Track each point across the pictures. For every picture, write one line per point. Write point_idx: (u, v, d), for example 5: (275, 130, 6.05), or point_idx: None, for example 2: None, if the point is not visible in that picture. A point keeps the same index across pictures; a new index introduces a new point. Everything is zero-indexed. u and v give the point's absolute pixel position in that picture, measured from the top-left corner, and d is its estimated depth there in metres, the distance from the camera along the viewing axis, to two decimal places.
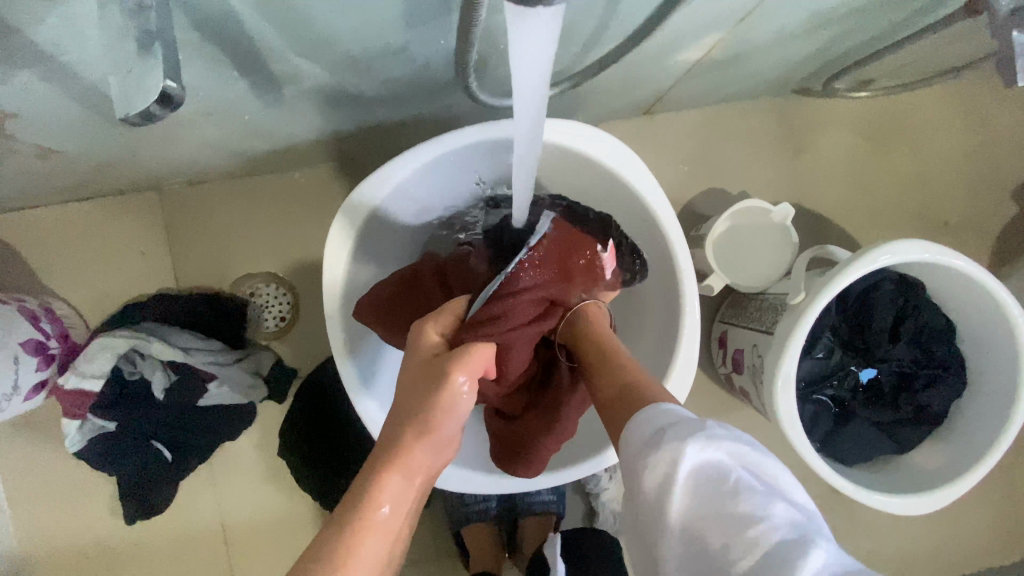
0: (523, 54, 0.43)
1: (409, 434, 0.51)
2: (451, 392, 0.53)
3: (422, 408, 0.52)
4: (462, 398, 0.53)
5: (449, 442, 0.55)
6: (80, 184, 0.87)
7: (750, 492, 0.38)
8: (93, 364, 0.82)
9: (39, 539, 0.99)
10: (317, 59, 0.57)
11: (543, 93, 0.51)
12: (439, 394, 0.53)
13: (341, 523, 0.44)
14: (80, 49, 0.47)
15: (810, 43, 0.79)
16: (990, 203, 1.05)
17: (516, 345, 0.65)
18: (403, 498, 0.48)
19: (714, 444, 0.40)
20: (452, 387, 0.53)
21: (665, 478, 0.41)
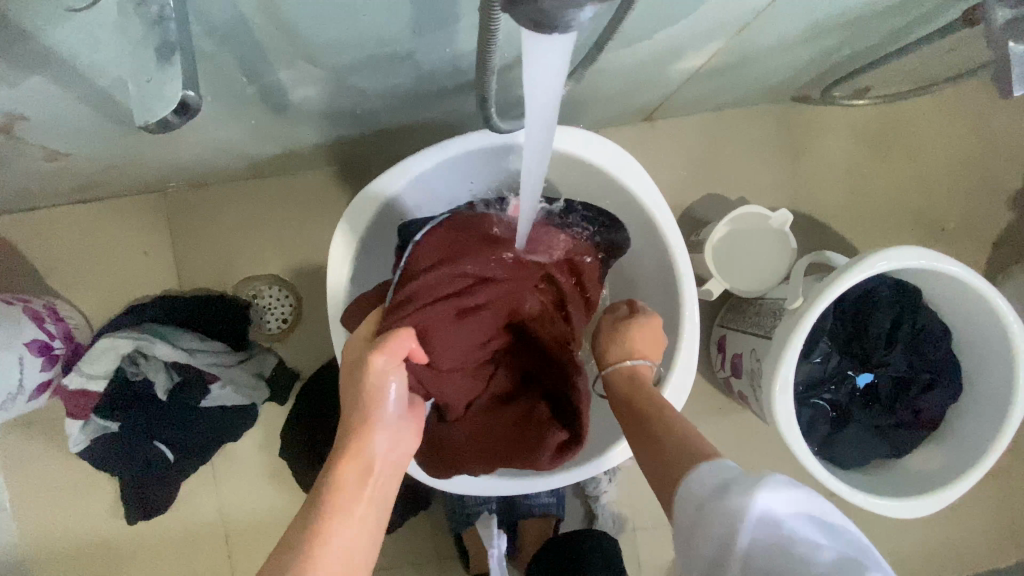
0: (537, 68, 0.44)
1: (352, 430, 0.55)
2: (377, 379, 0.57)
3: (366, 399, 0.56)
4: (388, 379, 0.57)
5: (400, 428, 0.59)
6: (86, 186, 0.88)
7: (810, 542, 0.39)
8: (97, 365, 0.83)
9: (41, 538, 0.99)
10: (325, 65, 0.58)
11: (554, 105, 0.52)
12: (367, 381, 0.56)
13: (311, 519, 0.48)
14: (94, 55, 0.48)
15: (809, 52, 0.81)
16: (987, 208, 1.06)
17: (442, 325, 0.63)
18: (363, 485, 0.52)
19: (779, 494, 0.41)
20: (378, 370, 0.56)
21: (725, 528, 0.42)
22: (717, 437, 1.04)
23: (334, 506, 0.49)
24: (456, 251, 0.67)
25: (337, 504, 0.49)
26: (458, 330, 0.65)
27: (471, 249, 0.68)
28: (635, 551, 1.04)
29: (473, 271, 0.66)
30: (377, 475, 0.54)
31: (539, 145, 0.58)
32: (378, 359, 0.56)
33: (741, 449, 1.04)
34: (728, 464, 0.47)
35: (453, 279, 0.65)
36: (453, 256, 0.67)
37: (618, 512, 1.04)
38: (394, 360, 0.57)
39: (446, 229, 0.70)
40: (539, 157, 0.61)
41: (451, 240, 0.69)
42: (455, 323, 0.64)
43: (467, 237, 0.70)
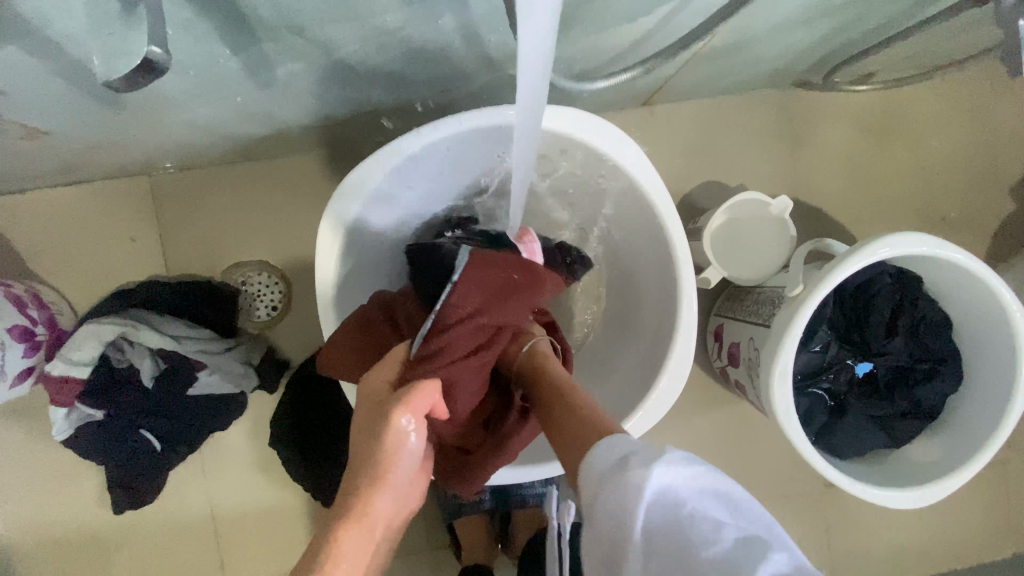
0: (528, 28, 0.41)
1: (363, 484, 0.47)
2: (396, 435, 0.50)
3: (377, 457, 0.49)
4: (409, 438, 0.50)
5: (404, 489, 0.52)
6: (69, 167, 0.86)
7: (707, 516, 0.39)
8: (81, 352, 0.80)
9: (27, 528, 0.97)
10: (312, 38, 0.56)
11: (545, 66, 0.49)
12: (385, 439, 0.49)
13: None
14: (67, 23, 0.46)
15: (812, 33, 0.79)
16: (989, 198, 1.05)
17: (459, 379, 0.60)
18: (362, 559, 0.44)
19: (677, 470, 0.42)
20: (399, 428, 0.50)
21: (626, 504, 0.41)
22: (713, 428, 1.03)
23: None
24: (487, 297, 0.61)
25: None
26: (472, 382, 0.61)
27: (500, 296, 0.63)
28: None
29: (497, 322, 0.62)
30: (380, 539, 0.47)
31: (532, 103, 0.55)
32: (403, 415, 0.50)
33: (737, 440, 1.03)
34: (618, 437, 0.48)
35: (478, 330, 0.61)
36: (484, 303, 0.61)
37: None
38: (414, 416, 0.51)
39: (470, 266, 0.61)
40: (529, 111, 0.59)
41: (481, 282, 0.61)
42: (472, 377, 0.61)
43: (496, 278, 0.63)
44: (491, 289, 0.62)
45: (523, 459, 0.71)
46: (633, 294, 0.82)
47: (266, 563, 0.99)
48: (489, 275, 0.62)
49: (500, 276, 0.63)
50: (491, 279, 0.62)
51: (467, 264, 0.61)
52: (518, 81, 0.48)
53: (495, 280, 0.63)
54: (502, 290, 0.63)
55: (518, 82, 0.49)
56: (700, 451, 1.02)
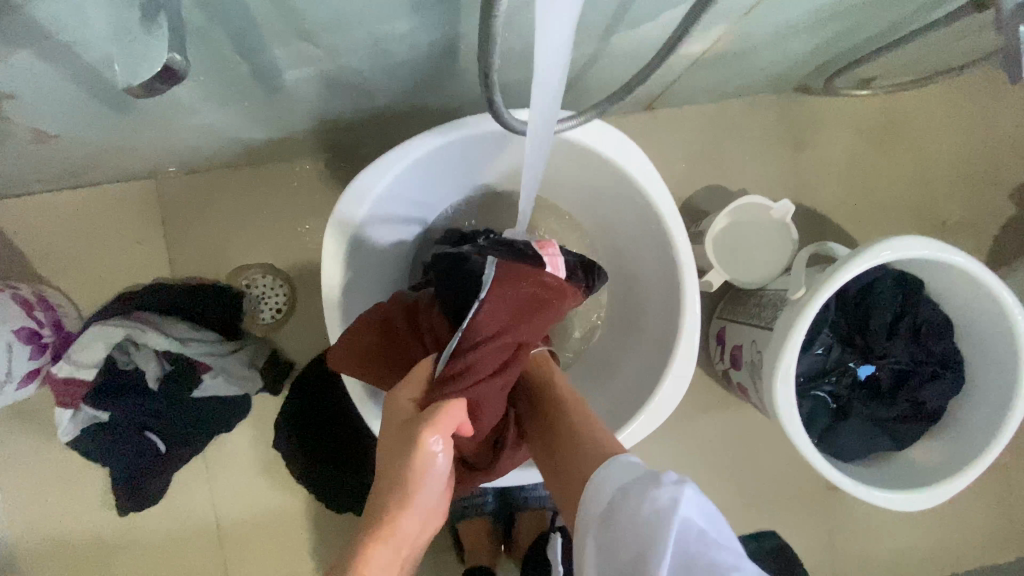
0: (549, 35, 0.41)
1: (391, 504, 0.48)
2: (425, 456, 0.50)
3: (406, 478, 0.49)
4: (436, 459, 0.51)
5: (431, 511, 0.52)
6: (76, 170, 0.87)
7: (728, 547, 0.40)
8: (86, 353, 0.81)
9: (31, 529, 0.98)
10: (319, 44, 0.56)
11: (562, 78, 0.50)
12: (414, 460, 0.50)
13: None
14: (80, 29, 0.46)
15: (813, 39, 0.79)
16: (990, 202, 1.05)
17: (484, 398, 0.60)
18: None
19: (694, 497, 0.42)
20: (428, 449, 0.51)
21: (647, 533, 0.42)
22: (716, 430, 1.03)
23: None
24: (513, 318, 0.62)
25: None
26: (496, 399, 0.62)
27: (528, 315, 0.63)
28: None
29: (523, 339, 0.63)
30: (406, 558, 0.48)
31: (547, 117, 0.56)
32: (433, 436, 0.51)
33: (739, 444, 1.03)
34: (630, 463, 0.50)
35: (503, 348, 0.61)
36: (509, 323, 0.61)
37: None
38: (443, 436, 0.52)
39: (497, 283, 0.61)
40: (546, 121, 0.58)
41: (511, 302, 0.62)
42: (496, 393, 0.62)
43: (523, 294, 0.63)
44: (517, 308, 0.62)
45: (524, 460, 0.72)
46: (637, 296, 0.83)
47: (270, 564, 0.99)
48: (517, 292, 0.62)
49: (531, 292, 0.63)
50: (516, 298, 0.62)
51: (496, 279, 0.61)
52: (533, 89, 0.48)
53: (524, 298, 0.63)
54: (530, 308, 0.63)
55: (535, 95, 0.50)
56: (702, 454, 1.03)
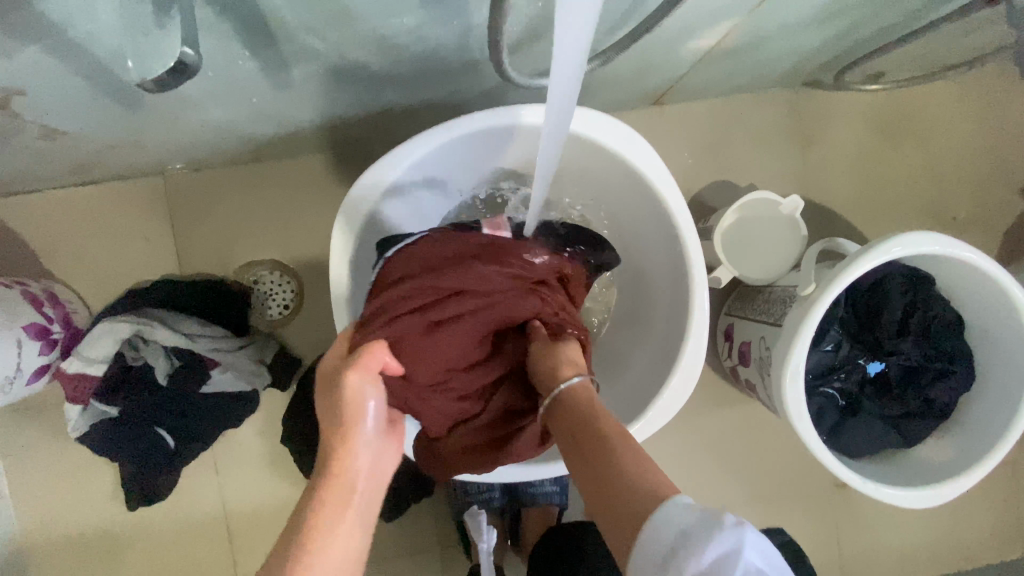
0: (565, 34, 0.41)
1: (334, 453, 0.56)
2: (353, 404, 0.56)
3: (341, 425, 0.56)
4: (362, 402, 0.56)
5: (380, 449, 0.59)
6: (84, 167, 0.87)
7: None
8: (96, 349, 0.81)
9: (42, 524, 0.98)
10: (327, 39, 0.56)
11: (578, 78, 0.49)
12: (343, 410, 0.56)
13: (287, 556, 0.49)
14: (89, 24, 0.46)
15: (824, 33, 0.79)
16: (1000, 197, 1.05)
17: (409, 347, 0.58)
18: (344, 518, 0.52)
19: (749, 540, 0.37)
20: (355, 387, 0.56)
21: None
22: (723, 427, 1.03)
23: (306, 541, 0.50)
24: (436, 265, 0.60)
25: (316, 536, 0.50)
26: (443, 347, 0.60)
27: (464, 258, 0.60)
28: None
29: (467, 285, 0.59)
30: (362, 491, 0.56)
31: (559, 115, 0.55)
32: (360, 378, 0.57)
33: (746, 440, 1.03)
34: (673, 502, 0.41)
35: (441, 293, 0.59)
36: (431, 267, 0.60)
37: None
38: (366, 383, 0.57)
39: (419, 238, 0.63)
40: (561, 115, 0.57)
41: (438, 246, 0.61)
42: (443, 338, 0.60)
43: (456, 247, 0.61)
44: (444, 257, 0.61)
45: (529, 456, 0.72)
46: (645, 292, 0.83)
47: None
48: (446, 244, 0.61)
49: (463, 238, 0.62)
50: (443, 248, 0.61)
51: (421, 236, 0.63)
52: (550, 86, 0.47)
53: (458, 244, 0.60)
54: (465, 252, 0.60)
55: (551, 88, 0.48)
56: (709, 451, 1.03)
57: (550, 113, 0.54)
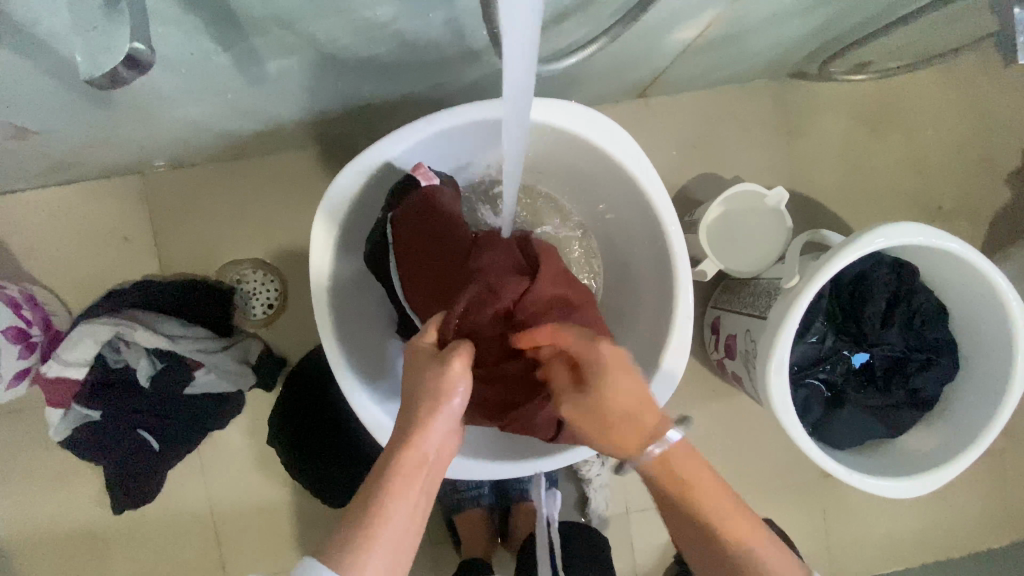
0: (514, 20, 0.41)
1: (420, 413, 0.51)
2: (451, 379, 0.52)
3: (415, 429, 0.50)
4: (459, 381, 0.52)
5: (456, 425, 0.54)
6: (59, 167, 0.85)
7: None
8: (74, 352, 0.80)
9: (25, 528, 0.97)
10: (300, 33, 0.55)
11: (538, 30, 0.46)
12: (439, 377, 0.52)
13: (354, 528, 0.45)
14: (51, 20, 0.45)
15: (808, 23, 0.78)
16: (985, 186, 1.05)
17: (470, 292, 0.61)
18: (411, 509, 0.48)
19: None
20: (456, 373, 0.52)
21: None
22: (712, 420, 1.03)
23: (372, 541, 0.45)
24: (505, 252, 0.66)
25: (373, 526, 0.45)
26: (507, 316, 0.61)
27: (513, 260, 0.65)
28: (629, 537, 1.03)
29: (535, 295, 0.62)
30: (436, 462, 0.51)
31: (525, 72, 0.52)
32: (449, 376, 0.52)
33: (734, 433, 1.03)
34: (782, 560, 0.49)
35: (522, 276, 0.63)
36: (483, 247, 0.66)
37: (612, 497, 1.03)
38: (444, 391, 0.51)
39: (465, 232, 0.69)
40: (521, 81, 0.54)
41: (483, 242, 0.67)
42: (509, 305, 0.61)
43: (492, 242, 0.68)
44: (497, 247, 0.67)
45: (524, 453, 0.71)
46: (630, 288, 0.82)
47: (265, 560, 0.99)
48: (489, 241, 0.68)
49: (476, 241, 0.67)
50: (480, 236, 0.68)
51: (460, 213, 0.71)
52: (505, 67, 0.47)
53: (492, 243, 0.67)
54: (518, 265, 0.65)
55: (507, 68, 0.48)
56: (697, 444, 1.03)
57: (512, 88, 0.54)
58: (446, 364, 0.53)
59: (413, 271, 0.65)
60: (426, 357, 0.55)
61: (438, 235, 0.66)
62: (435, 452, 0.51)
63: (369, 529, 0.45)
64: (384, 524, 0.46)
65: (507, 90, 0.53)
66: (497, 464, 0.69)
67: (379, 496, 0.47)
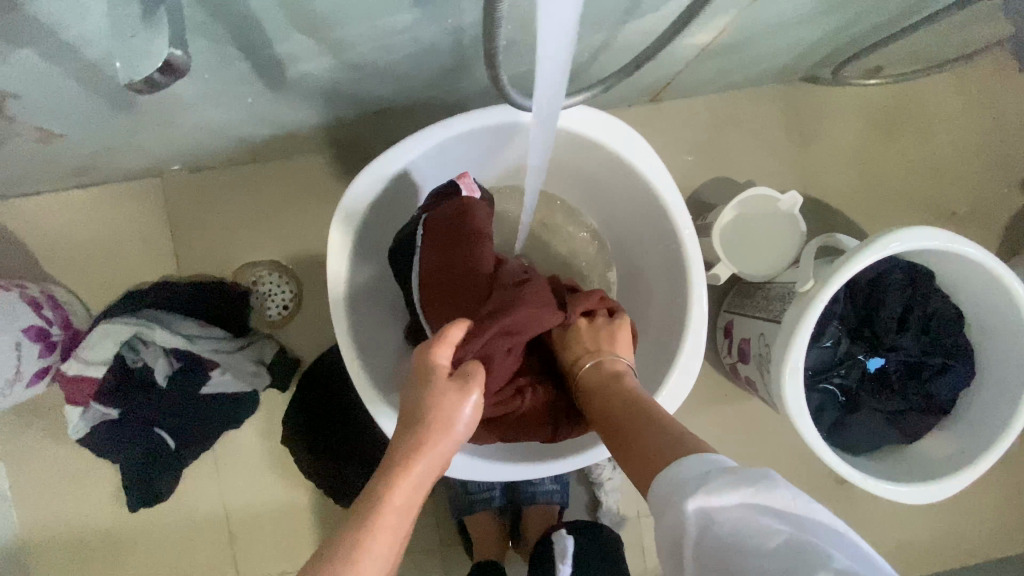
0: (550, 31, 0.43)
1: (424, 436, 0.51)
2: (461, 408, 0.53)
3: (414, 450, 0.50)
4: (467, 413, 0.53)
5: (448, 455, 0.54)
6: (80, 170, 0.87)
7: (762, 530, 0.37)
8: (94, 351, 0.82)
9: (43, 525, 0.99)
10: (320, 39, 0.56)
11: (572, 37, 0.47)
12: (450, 403, 0.53)
13: (342, 545, 0.43)
14: (82, 27, 0.46)
15: (823, 27, 0.78)
16: (1001, 191, 1.04)
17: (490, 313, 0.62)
18: (400, 534, 0.46)
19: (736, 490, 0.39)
20: (466, 404, 0.53)
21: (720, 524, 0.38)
22: (724, 424, 1.02)
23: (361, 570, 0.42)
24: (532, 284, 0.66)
25: (365, 546, 0.43)
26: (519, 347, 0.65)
27: (536, 294, 0.65)
28: (640, 540, 1.03)
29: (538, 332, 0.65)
30: (427, 488, 0.50)
31: (555, 81, 0.53)
32: (463, 405, 0.53)
33: (746, 437, 1.03)
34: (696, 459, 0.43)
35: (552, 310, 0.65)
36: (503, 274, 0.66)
37: (623, 502, 1.03)
38: (454, 416, 0.52)
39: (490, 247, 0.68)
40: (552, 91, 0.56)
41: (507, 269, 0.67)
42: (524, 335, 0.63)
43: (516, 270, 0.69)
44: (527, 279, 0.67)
45: (538, 455, 0.72)
46: (642, 292, 0.82)
47: (278, 559, 1.00)
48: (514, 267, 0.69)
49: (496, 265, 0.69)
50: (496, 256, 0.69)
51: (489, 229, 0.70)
52: (538, 74, 0.49)
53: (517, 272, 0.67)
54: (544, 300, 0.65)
55: (540, 73, 0.49)
56: None
57: (542, 93, 0.55)
58: (466, 392, 0.54)
59: (437, 267, 0.66)
60: (441, 377, 0.55)
61: (466, 243, 0.66)
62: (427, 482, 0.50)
63: (359, 548, 0.42)
64: (378, 547, 0.43)
65: (537, 95, 0.55)
66: (513, 465, 0.70)
67: (375, 518, 0.44)
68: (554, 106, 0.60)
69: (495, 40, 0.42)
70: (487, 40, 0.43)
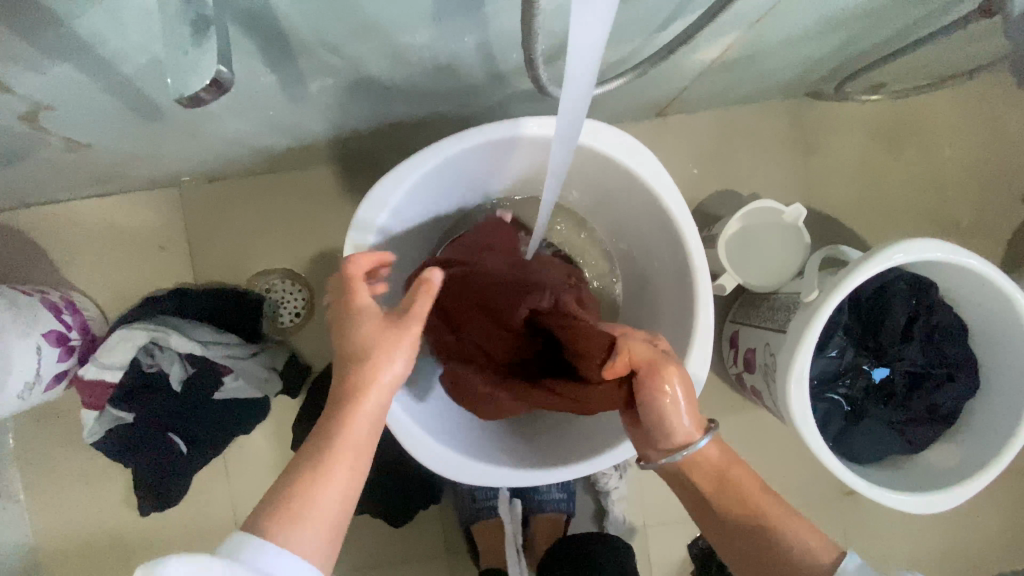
0: (579, 58, 0.45)
1: (362, 374, 0.56)
2: (397, 344, 0.57)
3: (354, 391, 0.55)
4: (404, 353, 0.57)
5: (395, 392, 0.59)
6: (103, 179, 0.89)
7: None
8: (113, 356, 0.84)
9: (54, 529, 1.00)
10: (344, 54, 0.58)
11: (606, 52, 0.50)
12: (386, 341, 0.57)
13: (294, 484, 0.50)
14: (122, 41, 0.48)
15: (828, 43, 0.80)
16: (1004, 203, 1.05)
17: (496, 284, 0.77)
18: (351, 472, 0.52)
19: None
20: (403, 344, 0.57)
21: None
22: (730, 433, 1.03)
23: (308, 513, 0.49)
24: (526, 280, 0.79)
25: (311, 486, 0.50)
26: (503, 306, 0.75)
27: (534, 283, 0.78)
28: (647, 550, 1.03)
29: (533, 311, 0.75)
30: (375, 424, 0.56)
31: (584, 85, 0.52)
32: (400, 343, 0.57)
33: (752, 447, 1.03)
34: None
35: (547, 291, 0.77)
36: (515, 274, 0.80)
37: (630, 509, 1.03)
38: (389, 354, 0.56)
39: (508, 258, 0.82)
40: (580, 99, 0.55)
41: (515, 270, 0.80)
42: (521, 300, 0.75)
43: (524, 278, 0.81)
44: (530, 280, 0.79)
45: (543, 461, 0.71)
46: (649, 301, 0.84)
47: None
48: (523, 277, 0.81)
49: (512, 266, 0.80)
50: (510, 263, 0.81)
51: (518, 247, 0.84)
52: (564, 87, 0.49)
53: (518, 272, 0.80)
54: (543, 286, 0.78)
55: (569, 84, 0.49)
56: None
57: (567, 102, 0.54)
58: (402, 328, 0.57)
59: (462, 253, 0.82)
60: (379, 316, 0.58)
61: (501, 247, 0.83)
62: (370, 428, 0.55)
63: (306, 487, 0.50)
64: (323, 483, 0.50)
65: (563, 102, 0.53)
66: (524, 471, 0.69)
67: (321, 458, 0.51)
68: (577, 115, 0.59)
69: (535, 45, 0.47)
70: (527, 41, 0.47)
